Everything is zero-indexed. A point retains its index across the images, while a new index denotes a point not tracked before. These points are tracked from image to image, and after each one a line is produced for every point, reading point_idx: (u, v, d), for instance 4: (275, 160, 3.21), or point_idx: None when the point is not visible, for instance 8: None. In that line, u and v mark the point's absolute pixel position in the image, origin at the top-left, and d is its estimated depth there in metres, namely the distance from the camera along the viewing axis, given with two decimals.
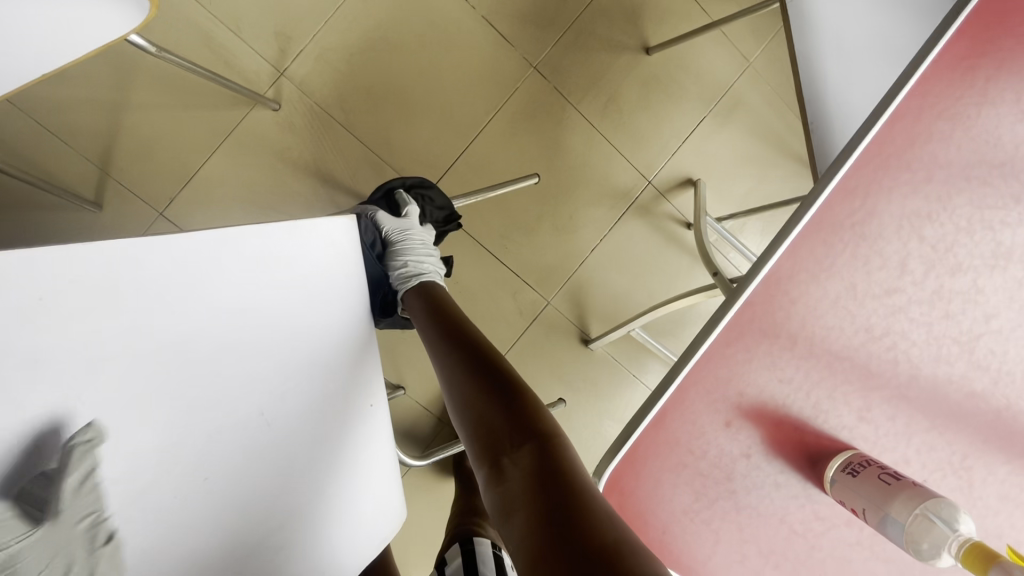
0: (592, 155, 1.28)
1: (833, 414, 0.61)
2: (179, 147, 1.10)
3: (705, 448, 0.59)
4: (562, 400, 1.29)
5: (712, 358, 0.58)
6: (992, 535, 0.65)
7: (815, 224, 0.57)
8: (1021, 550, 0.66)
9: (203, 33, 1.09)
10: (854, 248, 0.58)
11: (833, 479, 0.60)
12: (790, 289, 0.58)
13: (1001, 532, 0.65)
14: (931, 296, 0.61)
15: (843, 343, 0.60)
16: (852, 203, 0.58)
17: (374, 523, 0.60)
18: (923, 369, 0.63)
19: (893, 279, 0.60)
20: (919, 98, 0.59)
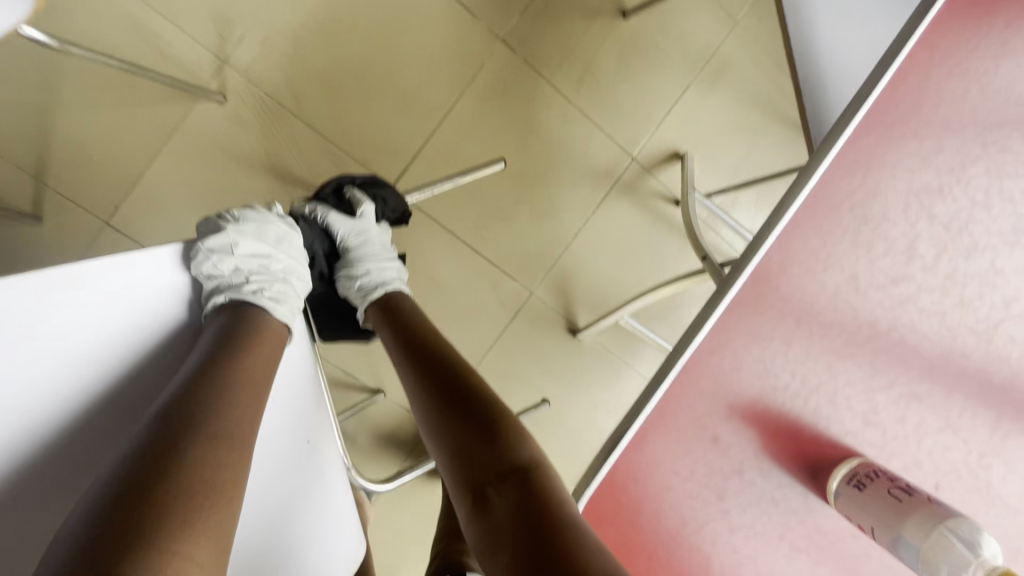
0: (570, 133, 1.19)
1: (835, 420, 0.55)
2: (118, 149, 1.01)
3: (692, 467, 0.53)
4: (547, 401, 1.23)
5: (694, 368, 0.51)
6: None
7: (809, 209, 0.50)
8: None
9: (132, 21, 0.98)
10: (856, 233, 0.50)
11: (836, 492, 0.54)
12: (783, 284, 0.51)
13: None
14: (944, 281, 0.54)
15: (845, 341, 0.53)
16: (854, 181, 0.50)
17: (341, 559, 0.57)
18: (935, 363, 0.56)
19: (901, 265, 0.52)
20: (926, 53, 0.50)
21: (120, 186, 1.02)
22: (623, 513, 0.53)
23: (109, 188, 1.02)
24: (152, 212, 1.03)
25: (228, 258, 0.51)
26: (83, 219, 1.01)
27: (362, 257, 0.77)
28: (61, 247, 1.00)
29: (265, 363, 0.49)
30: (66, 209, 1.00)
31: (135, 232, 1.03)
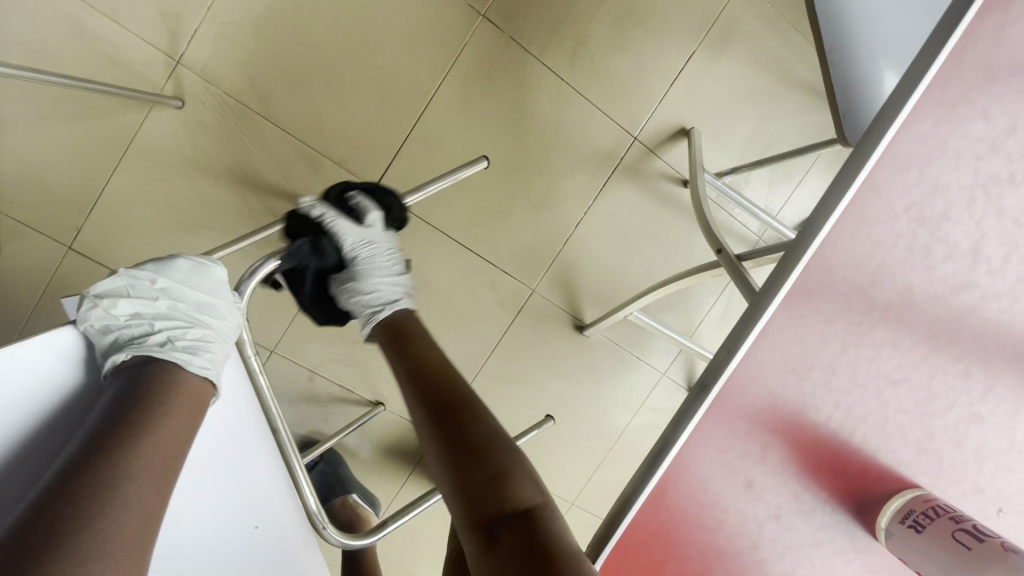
0: (565, 115, 1.09)
1: (885, 450, 0.47)
2: (73, 167, 0.93)
3: (722, 518, 0.45)
4: (555, 408, 1.07)
5: (723, 407, 0.43)
6: None
7: (856, 212, 0.41)
8: None
9: (72, 24, 0.89)
10: (911, 238, 0.42)
11: (887, 531, 0.47)
12: (825, 304, 0.42)
13: None
14: (1013, 285, 0.46)
15: (897, 363, 0.45)
16: (907, 175, 0.41)
17: None
18: (1001, 378, 0.48)
19: (962, 271, 0.44)
20: (992, 12, 0.41)
21: (80, 207, 0.94)
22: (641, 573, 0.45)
23: (69, 210, 0.94)
24: (119, 233, 0.96)
25: (126, 301, 0.44)
26: (44, 245, 0.93)
27: (374, 272, 0.66)
28: (26, 278, 0.93)
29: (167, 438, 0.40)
30: (25, 236, 0.92)
31: (103, 256, 0.96)
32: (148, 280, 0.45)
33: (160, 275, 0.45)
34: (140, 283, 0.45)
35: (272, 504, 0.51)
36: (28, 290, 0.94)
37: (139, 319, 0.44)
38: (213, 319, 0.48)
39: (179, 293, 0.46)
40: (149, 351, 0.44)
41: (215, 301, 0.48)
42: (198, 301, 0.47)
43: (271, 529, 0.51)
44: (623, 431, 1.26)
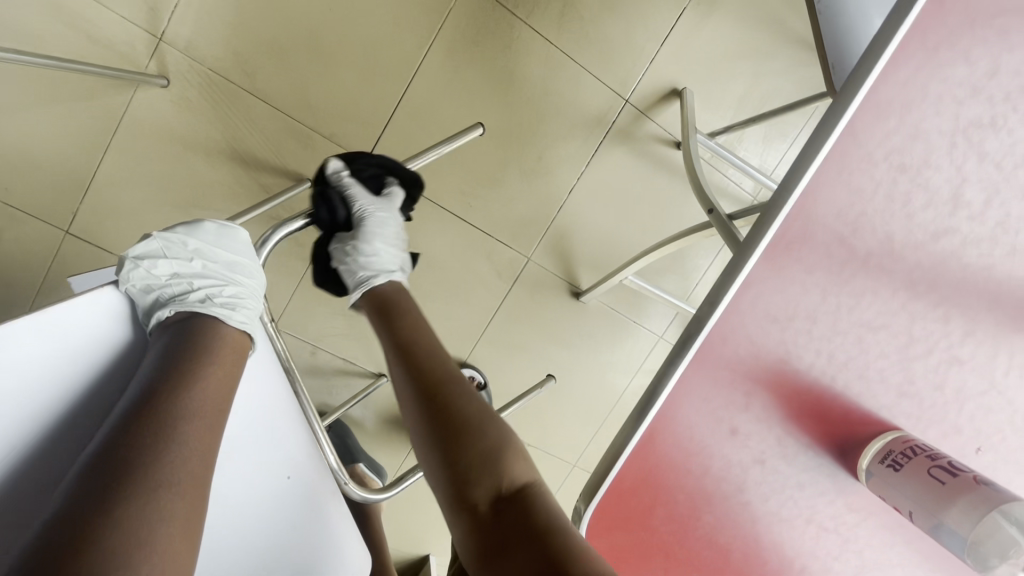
0: (556, 79, 1.08)
1: (866, 395, 0.49)
2: (64, 150, 0.93)
3: (708, 463, 0.47)
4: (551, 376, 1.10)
5: (708, 358, 0.44)
6: None
7: (835, 162, 0.41)
8: None
9: (50, 3, 0.87)
10: (891, 185, 0.43)
11: (868, 471, 0.50)
12: (806, 255, 0.43)
13: None
14: (993, 230, 0.46)
15: (877, 310, 0.46)
16: (887, 122, 0.41)
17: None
18: (980, 323, 0.49)
19: (943, 217, 0.44)
20: None
21: (74, 191, 0.94)
22: (633, 516, 0.48)
23: (63, 194, 0.94)
24: (116, 215, 0.97)
25: (166, 261, 0.45)
26: (43, 230, 0.94)
27: (375, 239, 0.64)
28: (28, 263, 0.95)
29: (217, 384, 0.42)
30: (21, 221, 0.93)
31: (102, 239, 0.97)
32: (180, 243, 0.46)
33: (190, 238, 0.46)
34: (175, 245, 0.46)
35: (302, 457, 0.52)
36: (31, 274, 0.95)
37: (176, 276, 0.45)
38: (244, 277, 0.49)
39: (213, 253, 0.47)
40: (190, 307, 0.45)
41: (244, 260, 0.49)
42: (230, 261, 0.48)
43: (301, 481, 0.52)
44: (623, 394, 1.29)
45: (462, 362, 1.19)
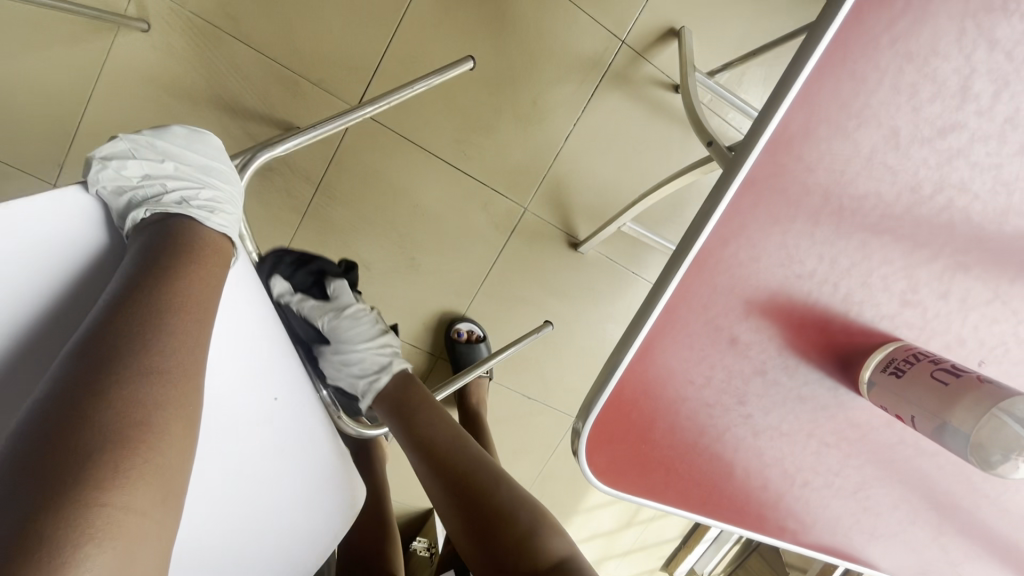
0: (549, 20, 1.04)
1: (869, 304, 0.48)
2: (45, 100, 0.90)
3: (708, 374, 0.47)
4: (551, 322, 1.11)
5: (708, 263, 0.43)
6: None
7: (840, 49, 0.39)
8: None
9: None
10: (897, 75, 0.41)
11: (870, 382, 0.49)
12: (809, 151, 0.41)
13: None
14: (1002, 127, 0.45)
15: (882, 212, 0.45)
16: (893, 7, 0.40)
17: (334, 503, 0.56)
18: (987, 228, 0.48)
19: (951, 110, 0.43)
20: None
21: (59, 142, 0.92)
22: (633, 431, 0.48)
23: (47, 146, 0.92)
24: None
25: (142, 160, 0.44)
26: (30, 184, 0.92)
27: (353, 342, 0.66)
28: None
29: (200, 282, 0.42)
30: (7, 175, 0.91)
31: None
32: (149, 145, 0.46)
33: (160, 140, 0.46)
34: (143, 149, 0.45)
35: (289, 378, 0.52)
36: None
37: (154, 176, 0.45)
38: (220, 182, 0.49)
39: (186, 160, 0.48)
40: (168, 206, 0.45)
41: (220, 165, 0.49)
42: (202, 165, 0.48)
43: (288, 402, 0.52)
44: None
45: (460, 316, 1.18)
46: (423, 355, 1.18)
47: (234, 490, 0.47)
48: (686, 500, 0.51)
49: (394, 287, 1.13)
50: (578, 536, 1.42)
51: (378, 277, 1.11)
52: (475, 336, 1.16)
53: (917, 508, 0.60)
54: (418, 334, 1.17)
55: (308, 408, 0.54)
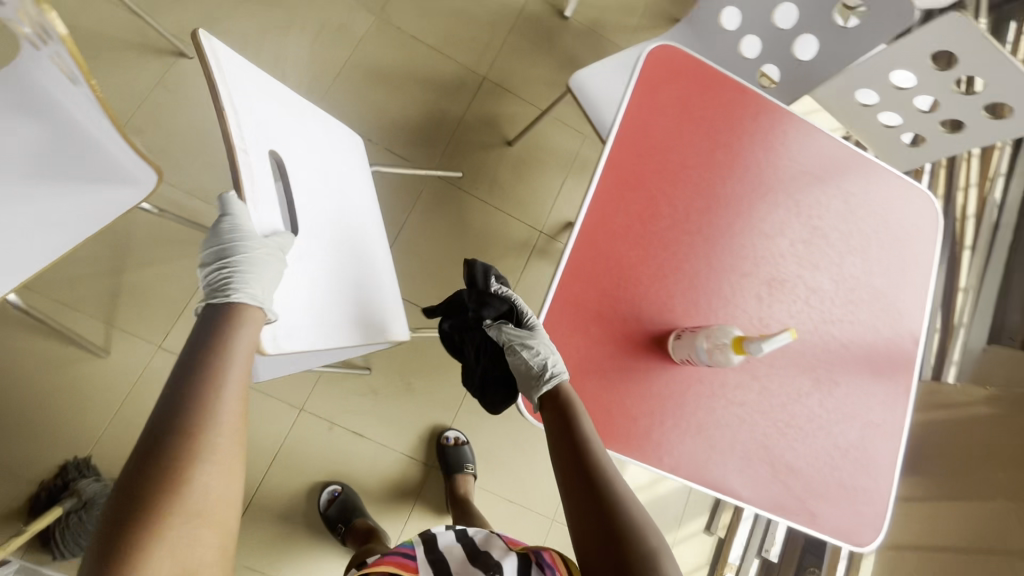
0: (492, 223, 1.67)
1: (658, 309, 0.93)
2: (170, 291, 1.41)
3: (578, 349, 0.89)
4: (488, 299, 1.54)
5: (564, 292, 0.90)
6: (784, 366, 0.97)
7: (597, 199, 0.94)
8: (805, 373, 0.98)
9: (180, 205, 1.46)
10: (628, 206, 0.95)
11: (671, 347, 0.89)
12: (597, 239, 0.93)
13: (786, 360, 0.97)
14: (690, 222, 0.97)
15: (645, 264, 0.94)
16: (618, 181, 0.95)
17: (362, 175, 1.13)
18: (705, 268, 0.96)
19: (661, 217, 0.96)
20: (638, 113, 0.98)
21: (171, 317, 1.40)
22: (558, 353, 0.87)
23: (160, 321, 1.39)
24: (194, 330, 1.40)
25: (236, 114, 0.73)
26: (142, 346, 1.37)
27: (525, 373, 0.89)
28: (128, 368, 1.35)
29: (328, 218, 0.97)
30: (129, 339, 1.36)
31: (182, 348, 1.39)
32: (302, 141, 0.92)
33: (308, 132, 0.95)
34: (301, 137, 0.92)
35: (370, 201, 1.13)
36: (125, 381, 1.34)
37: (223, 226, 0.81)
38: (325, 128, 1.02)
39: (242, 212, 0.81)
40: (253, 281, 0.76)
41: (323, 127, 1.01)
42: (323, 134, 1.00)
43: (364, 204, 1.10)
44: None
45: (448, 426, 1.52)
46: (418, 464, 1.48)
47: (358, 260, 1.03)
48: None
49: (393, 408, 1.50)
50: None
51: (382, 400, 1.49)
52: (460, 441, 1.48)
53: (747, 447, 0.93)
54: (414, 444, 1.49)
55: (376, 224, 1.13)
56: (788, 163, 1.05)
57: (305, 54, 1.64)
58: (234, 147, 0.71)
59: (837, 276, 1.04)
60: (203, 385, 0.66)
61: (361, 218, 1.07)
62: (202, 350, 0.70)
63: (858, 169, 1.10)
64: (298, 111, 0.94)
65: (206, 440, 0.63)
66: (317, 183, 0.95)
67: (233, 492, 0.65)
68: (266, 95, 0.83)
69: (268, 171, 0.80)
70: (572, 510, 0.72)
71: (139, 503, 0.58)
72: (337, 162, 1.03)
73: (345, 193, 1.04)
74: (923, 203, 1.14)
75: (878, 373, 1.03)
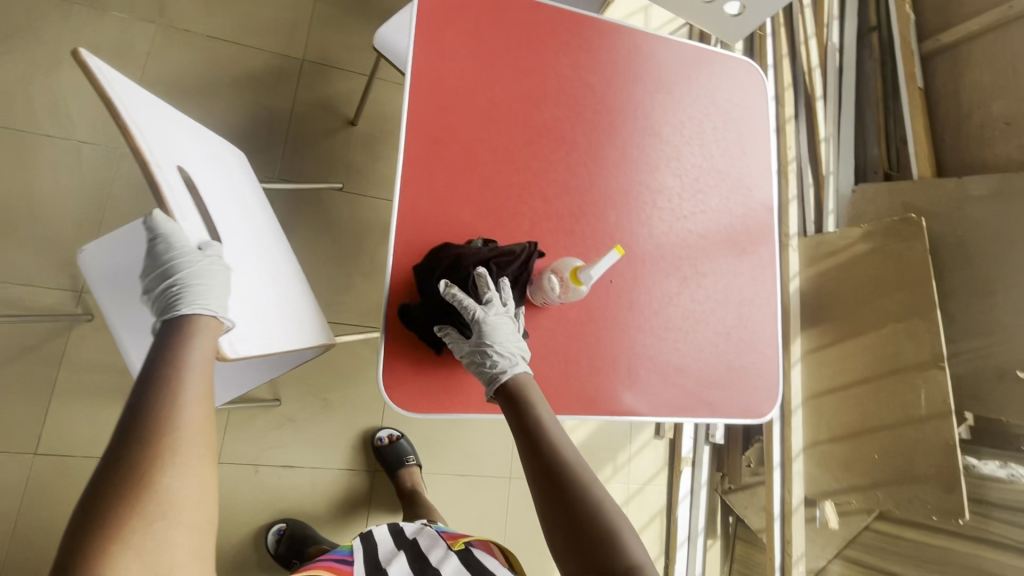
0: (360, 211, 1.58)
1: None
2: (26, 393, 1.28)
3: None
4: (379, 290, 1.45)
5: (402, 273, 0.85)
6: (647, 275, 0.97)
7: (409, 165, 0.87)
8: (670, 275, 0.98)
9: (1, 298, 1.30)
10: (444, 165, 0.89)
11: (530, 295, 0.89)
12: (421, 207, 0.87)
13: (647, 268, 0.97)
14: (514, 161, 0.93)
15: (480, 218, 0.89)
16: (426, 140, 0.89)
17: (250, 182, 1.01)
18: (543, 203, 0.93)
19: (483, 166, 0.91)
20: (427, 61, 0.91)
21: (36, 419, 1.27)
22: (517, 287, 0.83)
23: (25, 427, 1.26)
24: (69, 423, 1.28)
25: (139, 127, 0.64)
26: (15, 460, 1.24)
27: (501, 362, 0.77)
28: (7, 487, 1.23)
29: (236, 224, 0.87)
30: None
31: (62, 446, 1.27)
32: (186, 145, 0.80)
33: (186, 134, 0.82)
34: (184, 141, 0.80)
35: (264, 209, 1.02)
36: (8, 501, 1.22)
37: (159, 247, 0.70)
38: (201, 132, 0.89)
39: (178, 230, 0.69)
40: (206, 304, 0.66)
41: (199, 132, 0.88)
42: (201, 139, 0.87)
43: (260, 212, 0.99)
44: None
45: (379, 426, 1.48)
46: (359, 473, 1.45)
47: (269, 266, 0.93)
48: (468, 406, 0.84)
49: (316, 428, 1.44)
50: (579, 443, 1.64)
51: (301, 425, 1.43)
52: (394, 437, 1.45)
53: (632, 363, 0.94)
54: (350, 455, 1.45)
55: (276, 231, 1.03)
56: (602, 70, 1.01)
57: (88, 88, 1.44)
58: (146, 164, 0.63)
59: (680, 170, 1.03)
60: (164, 392, 0.55)
61: (262, 226, 0.97)
62: (161, 361, 0.59)
63: (675, 56, 1.07)
64: (172, 114, 0.81)
65: (172, 445, 0.53)
66: (212, 189, 0.84)
67: (209, 512, 0.53)
68: (145, 97, 0.73)
69: (171, 175, 0.69)
70: (538, 499, 0.64)
71: (93, 528, 0.47)
72: (223, 170, 0.91)
73: (241, 201, 0.93)
74: (747, 72, 1.13)
75: (741, 251, 1.05)
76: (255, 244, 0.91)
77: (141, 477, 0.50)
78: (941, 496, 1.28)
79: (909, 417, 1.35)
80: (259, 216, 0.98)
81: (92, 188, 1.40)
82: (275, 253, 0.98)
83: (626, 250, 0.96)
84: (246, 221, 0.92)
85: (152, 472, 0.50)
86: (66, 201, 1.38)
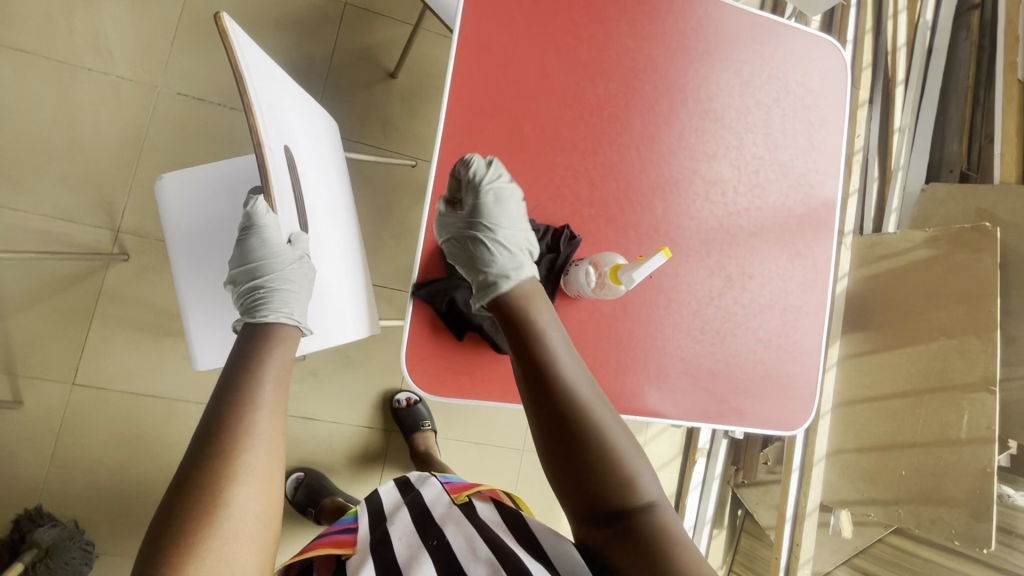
0: (393, 170, 1.53)
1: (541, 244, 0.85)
2: (65, 326, 1.32)
3: None
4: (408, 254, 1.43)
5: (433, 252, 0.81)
6: (690, 272, 0.92)
7: (449, 137, 0.82)
8: (714, 273, 0.93)
9: (43, 232, 1.33)
10: (487, 139, 0.83)
11: (562, 284, 0.84)
12: None
13: (691, 266, 0.92)
14: (561, 140, 0.86)
15: (519, 199, 0.84)
16: (469, 110, 0.83)
17: (341, 156, 0.98)
18: (587, 188, 0.87)
19: (528, 143, 0.85)
20: (477, 21, 0.83)
21: (74, 352, 1.32)
22: (548, 276, 0.83)
23: (65, 358, 1.31)
24: (104, 359, 1.33)
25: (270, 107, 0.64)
26: (55, 389, 1.30)
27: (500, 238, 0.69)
28: (49, 412, 1.30)
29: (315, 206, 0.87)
30: (39, 384, 1.30)
31: (98, 379, 1.32)
32: (296, 119, 0.80)
33: (297, 103, 0.81)
34: (295, 113, 0.80)
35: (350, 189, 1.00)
36: (49, 425, 1.29)
37: (250, 240, 0.69)
38: (312, 104, 0.88)
39: (272, 220, 0.69)
40: (296, 299, 0.67)
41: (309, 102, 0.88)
42: (309, 109, 0.87)
43: (342, 193, 0.97)
44: None
45: (398, 388, 1.50)
46: (377, 431, 1.48)
47: (332, 254, 0.93)
48: (491, 395, 0.81)
49: (338, 384, 1.46)
50: None
51: (323, 379, 1.45)
52: (413, 400, 1.47)
53: (664, 364, 0.90)
54: (369, 413, 1.48)
55: (353, 212, 1.01)
56: (666, 44, 0.92)
57: (128, 21, 1.40)
58: (263, 144, 0.62)
59: (740, 161, 0.95)
60: (240, 393, 0.54)
61: (339, 209, 0.96)
62: (239, 358, 0.58)
63: (749, 32, 0.96)
64: (294, 88, 0.81)
65: (238, 460, 0.51)
66: (309, 171, 0.84)
67: (274, 524, 0.52)
68: (271, 75, 0.72)
69: (281, 154, 0.69)
70: (538, 434, 0.57)
71: (160, 535, 0.47)
72: (323, 146, 0.90)
73: (328, 182, 0.92)
74: (828, 54, 1.01)
75: (794, 254, 0.98)
76: (329, 231, 0.91)
77: (211, 483, 0.49)
78: (968, 523, 1.24)
79: (946, 438, 1.29)
80: (339, 197, 0.96)
81: (130, 126, 1.39)
82: (344, 239, 0.97)
83: (673, 245, 0.90)
84: (328, 203, 0.91)
85: (226, 469, 0.50)
86: (105, 137, 1.37)
